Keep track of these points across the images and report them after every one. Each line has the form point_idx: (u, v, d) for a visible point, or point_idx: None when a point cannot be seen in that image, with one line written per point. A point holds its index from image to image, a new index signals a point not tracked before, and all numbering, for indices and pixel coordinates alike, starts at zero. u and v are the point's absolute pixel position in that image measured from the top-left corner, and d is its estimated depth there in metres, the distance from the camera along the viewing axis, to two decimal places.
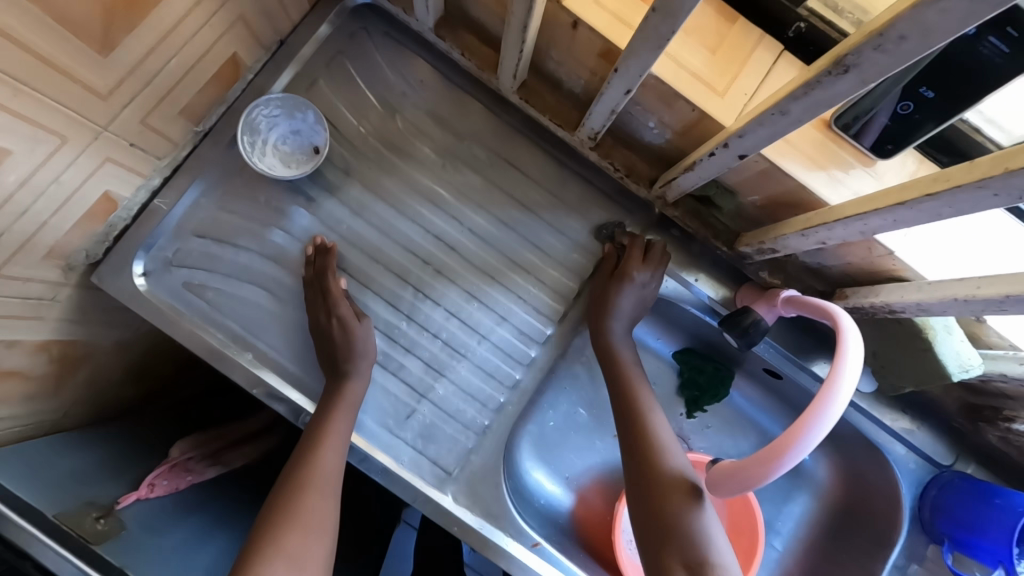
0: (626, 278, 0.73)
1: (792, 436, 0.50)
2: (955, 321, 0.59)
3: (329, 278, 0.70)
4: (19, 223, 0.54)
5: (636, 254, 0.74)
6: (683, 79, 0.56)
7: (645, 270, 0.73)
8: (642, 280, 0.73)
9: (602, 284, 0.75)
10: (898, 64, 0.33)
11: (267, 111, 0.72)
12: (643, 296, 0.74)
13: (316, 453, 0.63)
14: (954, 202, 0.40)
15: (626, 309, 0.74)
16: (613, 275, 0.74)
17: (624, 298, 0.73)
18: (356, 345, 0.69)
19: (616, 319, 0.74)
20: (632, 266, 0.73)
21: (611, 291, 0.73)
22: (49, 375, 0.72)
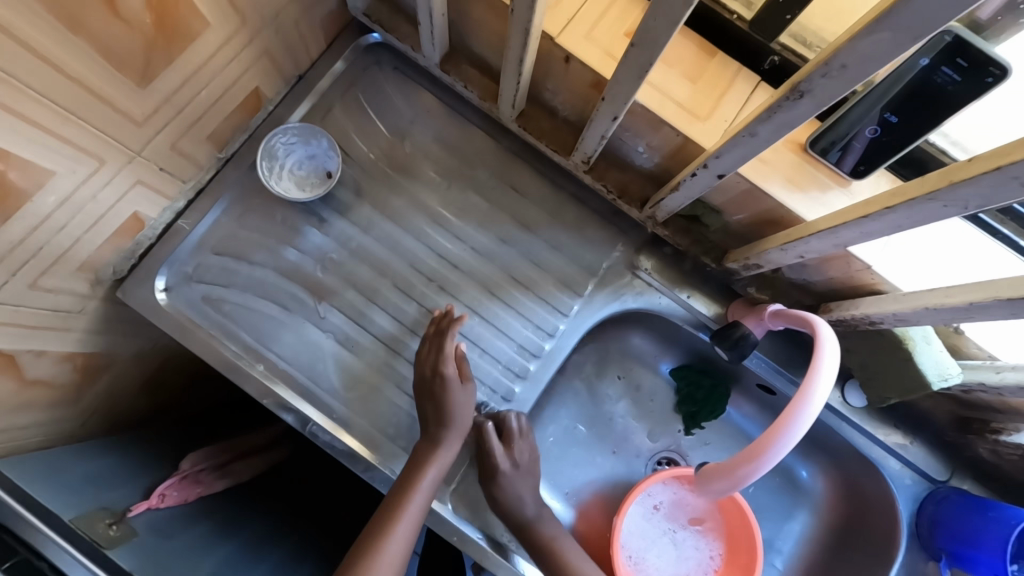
0: (500, 478, 0.72)
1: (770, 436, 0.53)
2: (933, 331, 0.61)
3: (450, 340, 0.72)
4: (56, 237, 0.59)
5: (495, 441, 0.73)
6: (667, 106, 0.61)
7: (512, 453, 0.74)
8: (512, 467, 0.73)
9: (482, 470, 0.73)
10: (844, 88, 0.38)
11: (285, 138, 0.78)
12: (525, 473, 0.74)
13: (393, 526, 0.65)
14: (910, 214, 0.43)
15: (526, 485, 0.73)
16: (485, 477, 0.73)
17: (523, 495, 0.72)
18: (452, 412, 0.70)
19: (506, 467, 0.73)
20: (490, 447, 0.73)
21: (492, 480, 0.72)
22: (71, 385, 0.75)
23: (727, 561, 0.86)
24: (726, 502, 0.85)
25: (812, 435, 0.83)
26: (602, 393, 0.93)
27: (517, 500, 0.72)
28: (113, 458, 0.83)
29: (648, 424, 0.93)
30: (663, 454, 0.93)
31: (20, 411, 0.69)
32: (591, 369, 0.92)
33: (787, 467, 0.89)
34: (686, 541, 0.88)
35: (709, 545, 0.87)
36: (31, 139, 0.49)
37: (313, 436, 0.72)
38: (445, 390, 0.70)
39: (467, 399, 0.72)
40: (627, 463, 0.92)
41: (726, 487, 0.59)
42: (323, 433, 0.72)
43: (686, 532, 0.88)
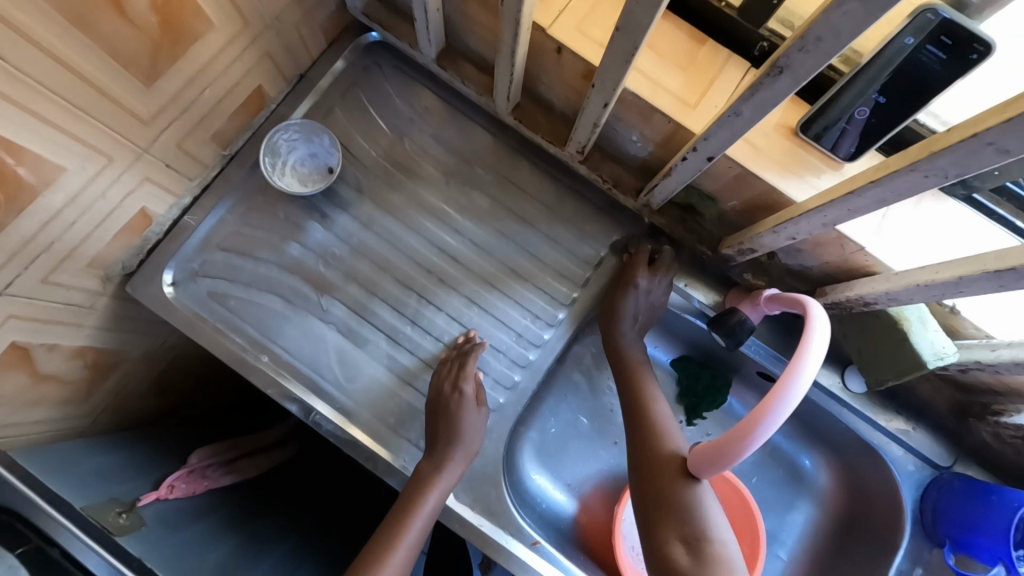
0: (632, 289, 0.77)
1: (765, 411, 0.52)
2: (928, 312, 0.62)
3: (473, 360, 0.75)
4: (68, 232, 0.61)
5: (642, 265, 0.78)
6: (658, 94, 0.62)
7: (650, 280, 0.78)
8: (644, 283, 0.77)
9: (613, 289, 0.79)
10: (822, 62, 0.38)
11: (287, 136, 0.79)
12: (650, 302, 0.78)
13: (402, 528, 0.67)
14: (893, 186, 0.44)
15: (634, 313, 0.78)
16: (619, 285, 0.78)
17: (631, 304, 0.78)
18: (460, 426, 0.72)
19: (624, 322, 0.78)
20: (638, 271, 0.77)
21: (616, 299, 0.78)
22: (82, 381, 0.77)
23: None
24: (728, 492, 0.86)
25: (813, 422, 0.83)
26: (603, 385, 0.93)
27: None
28: (124, 452, 0.85)
29: None
30: None
31: (33, 405, 0.70)
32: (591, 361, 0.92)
33: (790, 456, 0.89)
34: None
35: None
36: (40, 135, 0.51)
37: (317, 424, 0.74)
38: (461, 407, 0.72)
39: (478, 421, 0.74)
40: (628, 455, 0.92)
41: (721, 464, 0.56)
42: (326, 422, 0.74)
43: None
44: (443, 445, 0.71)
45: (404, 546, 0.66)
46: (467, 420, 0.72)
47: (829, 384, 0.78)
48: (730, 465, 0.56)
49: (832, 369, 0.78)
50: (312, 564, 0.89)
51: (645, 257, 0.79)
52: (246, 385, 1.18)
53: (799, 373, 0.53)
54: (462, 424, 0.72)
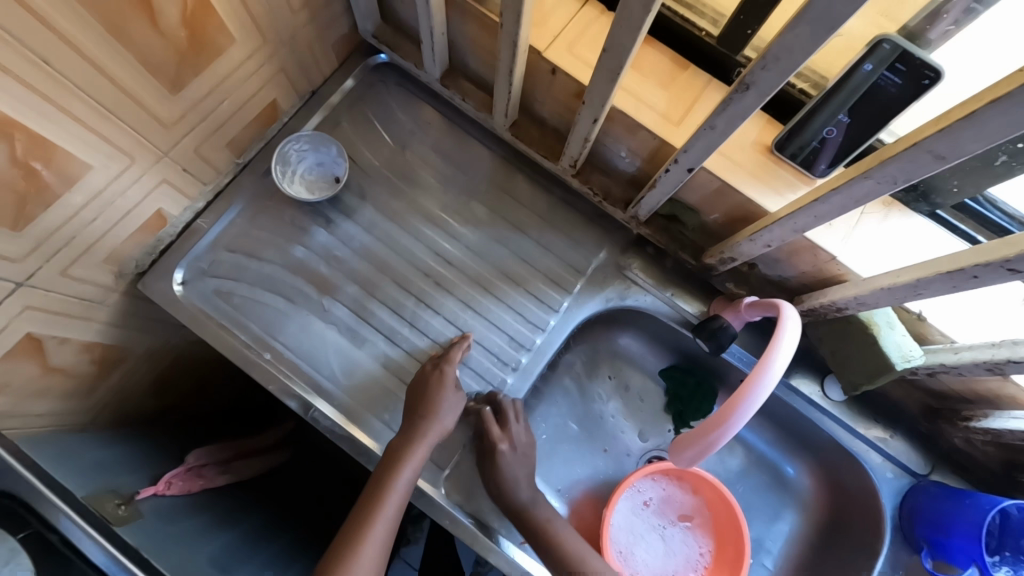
0: (499, 457, 0.75)
1: (739, 396, 0.59)
2: (896, 317, 0.67)
3: (458, 350, 0.79)
4: (89, 227, 0.65)
5: (493, 426, 0.76)
6: (644, 111, 0.67)
7: (509, 436, 0.77)
8: (509, 446, 0.76)
9: (481, 455, 0.76)
10: (782, 78, 0.44)
11: (297, 145, 0.84)
12: (522, 454, 0.77)
13: (378, 505, 0.68)
14: (852, 192, 0.50)
15: (517, 472, 0.75)
16: (485, 455, 0.76)
17: (512, 467, 0.75)
18: (438, 407, 0.74)
19: (517, 485, 0.74)
20: (493, 436, 0.76)
21: (491, 467, 0.75)
22: (88, 377, 0.79)
23: (716, 557, 0.87)
24: (714, 498, 0.87)
25: (794, 429, 0.86)
26: (593, 392, 0.96)
27: (514, 486, 0.73)
28: (121, 449, 0.86)
29: (639, 423, 0.95)
30: (652, 453, 0.95)
31: (39, 397, 0.73)
32: (582, 369, 0.96)
33: (774, 464, 0.91)
34: (675, 536, 0.89)
35: (697, 541, 0.88)
36: (72, 134, 0.56)
37: (315, 420, 0.76)
38: (443, 386, 0.76)
39: (455, 402, 0.76)
40: (618, 461, 0.94)
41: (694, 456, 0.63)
42: (325, 419, 0.76)
43: (675, 528, 0.89)
44: (415, 424, 0.73)
45: (381, 523, 0.68)
46: (444, 398, 0.75)
47: (809, 393, 0.81)
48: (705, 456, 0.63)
49: (811, 377, 0.82)
50: (301, 567, 0.89)
51: (502, 404, 0.79)
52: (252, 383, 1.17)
53: (767, 373, 0.59)
54: (434, 400, 0.75)
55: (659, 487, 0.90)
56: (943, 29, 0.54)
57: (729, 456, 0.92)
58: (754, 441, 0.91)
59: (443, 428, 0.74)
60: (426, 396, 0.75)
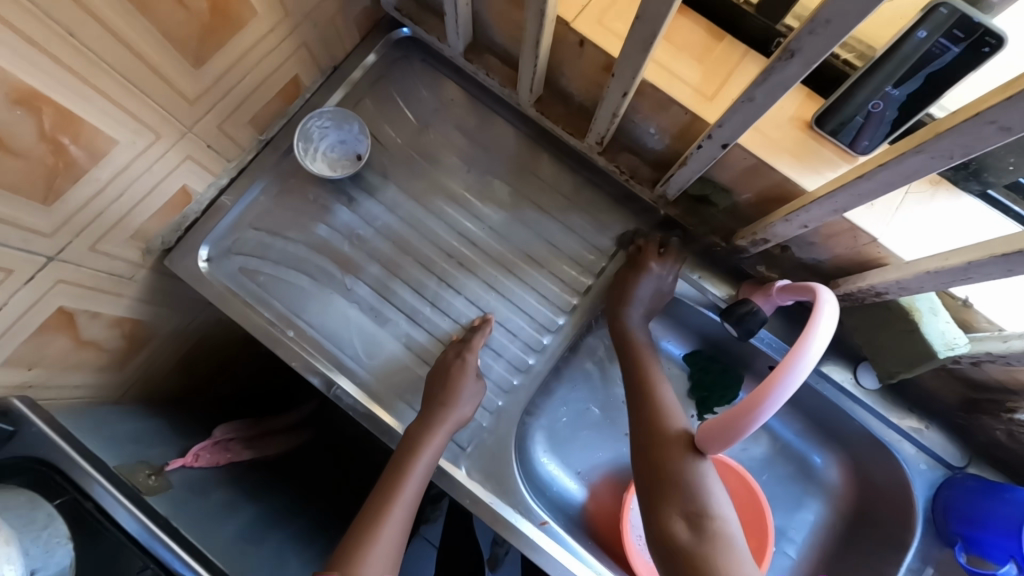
0: (646, 263, 0.80)
1: (766, 387, 0.57)
2: (939, 303, 0.64)
3: (480, 336, 0.78)
4: (116, 203, 0.66)
5: (654, 248, 0.80)
6: (676, 85, 0.64)
7: (663, 264, 0.80)
8: (659, 266, 0.80)
9: (623, 275, 0.81)
10: (831, 44, 0.41)
11: (320, 122, 0.83)
12: (660, 285, 0.80)
13: (397, 490, 0.69)
14: (901, 168, 0.47)
15: (643, 297, 0.80)
16: (631, 270, 0.81)
17: (644, 281, 0.79)
18: (459, 391, 0.74)
19: (633, 307, 0.80)
20: (648, 258, 0.80)
21: (631, 282, 0.80)
22: (118, 351, 0.81)
23: None
24: (738, 487, 0.85)
25: (823, 418, 0.84)
26: (615, 376, 0.94)
27: None
28: (151, 421, 0.88)
29: None
30: None
31: (72, 369, 0.74)
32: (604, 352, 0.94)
33: (800, 453, 0.89)
34: None
35: None
36: (98, 108, 0.56)
37: (337, 398, 0.76)
38: (461, 372, 0.75)
39: (474, 389, 0.76)
40: None
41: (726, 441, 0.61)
42: (347, 397, 0.76)
43: None
44: (434, 410, 0.73)
45: (401, 507, 0.69)
46: (463, 384, 0.75)
47: (841, 380, 0.78)
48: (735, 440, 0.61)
49: (843, 364, 0.79)
50: (322, 543, 0.91)
51: (665, 240, 0.83)
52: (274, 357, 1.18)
53: (801, 360, 0.57)
54: (452, 386, 0.74)
55: None
56: None
57: (753, 443, 0.90)
58: (779, 429, 0.89)
59: (462, 414, 0.74)
60: (445, 381, 0.75)
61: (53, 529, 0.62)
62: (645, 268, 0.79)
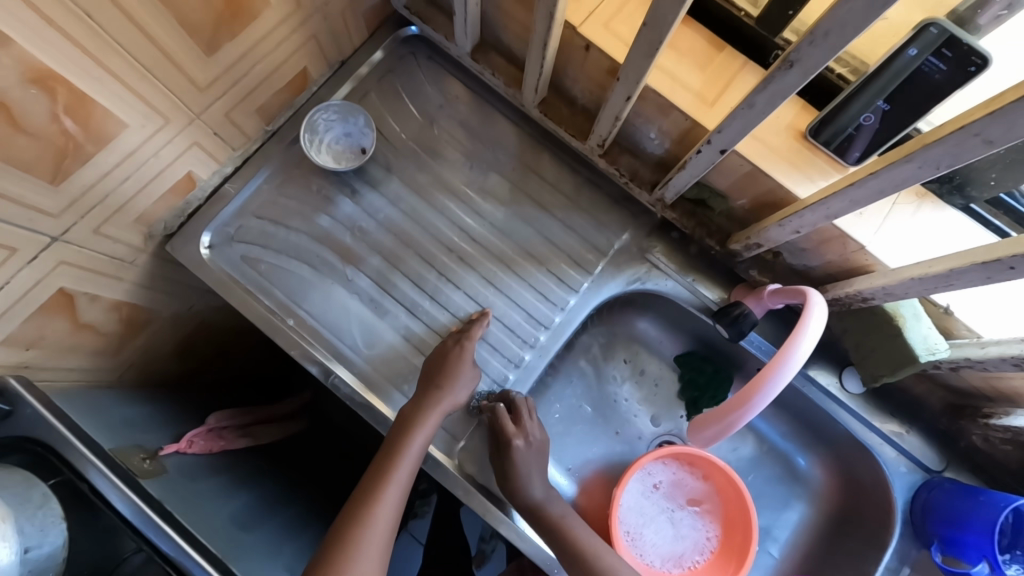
0: (512, 452, 0.75)
1: (761, 377, 0.63)
2: (923, 310, 0.66)
3: (479, 326, 0.79)
4: (122, 186, 0.66)
5: (507, 421, 0.76)
6: (677, 91, 0.66)
7: (524, 431, 0.77)
8: (523, 442, 0.76)
9: (496, 454, 0.76)
10: (828, 56, 0.43)
11: (326, 115, 0.84)
12: (536, 449, 0.77)
13: (392, 470, 0.70)
14: (890, 176, 0.49)
15: (532, 467, 0.75)
16: (497, 453, 0.76)
17: (526, 465, 0.75)
18: (456, 377, 0.76)
19: (531, 481, 0.74)
20: (509, 434, 0.75)
21: (506, 466, 0.75)
22: (115, 336, 0.81)
23: (723, 543, 0.87)
24: (725, 486, 0.87)
25: (809, 420, 0.86)
26: (608, 375, 0.96)
27: (537, 448, 0.77)
28: (146, 406, 0.88)
29: (652, 408, 0.96)
30: (663, 437, 0.95)
31: (68, 351, 0.74)
32: (598, 352, 0.96)
33: (786, 455, 0.91)
34: (683, 520, 0.90)
35: (705, 526, 0.89)
36: (110, 89, 0.56)
37: (334, 386, 0.77)
38: (457, 359, 0.77)
39: (469, 377, 0.77)
40: (629, 444, 0.95)
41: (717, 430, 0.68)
42: (345, 386, 0.77)
43: (684, 513, 0.90)
44: (429, 394, 0.74)
45: (395, 486, 0.70)
46: (460, 371, 0.76)
47: (827, 384, 0.81)
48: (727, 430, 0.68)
49: (829, 369, 0.82)
50: (312, 534, 0.91)
51: (516, 402, 0.79)
52: (270, 342, 1.18)
53: (787, 365, 0.62)
54: (449, 372, 0.76)
55: (670, 471, 0.90)
56: (993, 14, 0.53)
57: (741, 444, 0.92)
58: (766, 431, 0.91)
59: (456, 399, 0.75)
60: (441, 367, 0.76)
61: (48, 508, 0.62)
62: (516, 461, 0.74)
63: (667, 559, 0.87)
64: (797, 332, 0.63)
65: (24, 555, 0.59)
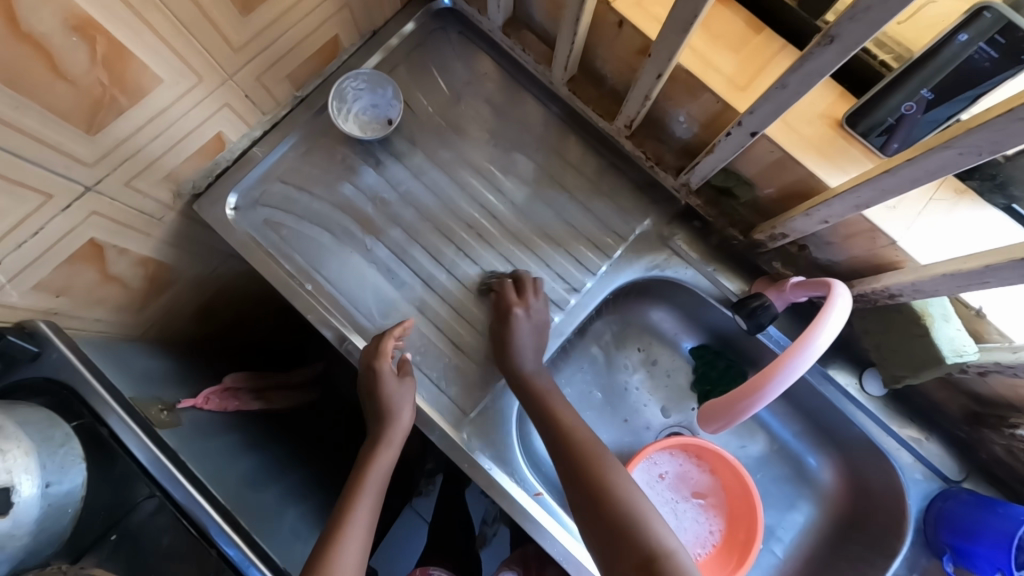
0: (512, 318, 0.78)
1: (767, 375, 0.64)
2: (952, 310, 0.64)
3: (389, 339, 0.75)
4: (154, 142, 0.68)
5: (511, 292, 0.80)
6: (710, 71, 0.65)
7: (528, 304, 0.79)
8: (524, 312, 0.79)
9: (499, 329, 0.79)
10: (870, 31, 0.42)
11: (355, 84, 0.85)
12: (535, 324, 0.79)
13: (374, 453, 0.74)
14: (927, 163, 0.47)
15: (527, 342, 0.77)
16: (498, 321, 0.79)
17: (523, 330, 0.78)
18: (389, 400, 0.73)
19: (522, 354, 0.77)
20: (512, 303, 0.79)
21: (505, 335, 0.77)
22: (141, 291, 0.83)
23: (726, 538, 0.86)
24: (731, 481, 0.86)
25: (824, 421, 0.84)
26: (619, 362, 0.95)
27: None
28: (166, 362, 0.90)
29: (663, 399, 0.95)
30: (672, 429, 0.94)
31: (97, 303, 0.76)
32: (611, 338, 0.95)
33: (797, 455, 0.89)
34: (687, 512, 0.89)
35: (709, 520, 0.88)
36: (145, 42, 0.57)
37: (348, 352, 0.79)
38: (382, 382, 0.74)
39: (405, 396, 0.74)
40: (636, 434, 0.94)
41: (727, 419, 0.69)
42: (358, 352, 0.78)
43: (688, 505, 0.89)
44: (376, 429, 0.74)
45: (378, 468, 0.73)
46: (394, 395, 0.74)
47: (845, 384, 0.79)
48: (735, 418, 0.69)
49: (848, 369, 0.80)
50: (317, 500, 0.93)
51: (521, 277, 0.82)
52: (292, 311, 1.21)
53: (806, 352, 0.62)
54: (384, 400, 0.73)
55: (675, 463, 0.89)
56: None
57: (751, 442, 0.91)
58: (779, 429, 0.90)
59: (404, 424, 0.74)
60: (374, 395, 0.74)
61: (69, 448, 0.64)
62: (513, 324, 0.77)
63: None
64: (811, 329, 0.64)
65: (46, 489, 0.60)
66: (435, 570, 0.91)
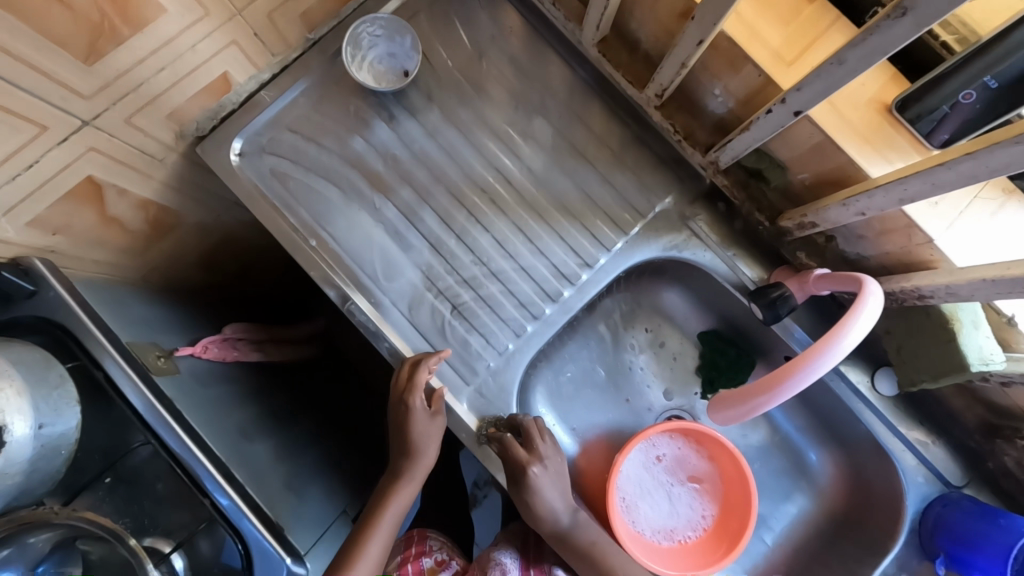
0: (529, 480, 0.72)
1: (793, 367, 0.63)
2: (982, 316, 0.62)
3: (423, 371, 0.71)
4: (155, 78, 0.64)
5: (519, 450, 0.71)
6: (755, 42, 0.60)
7: (544, 455, 0.73)
8: (540, 468, 0.72)
9: (515, 487, 0.73)
10: (950, 7, 0.38)
11: (371, 29, 0.79)
12: (556, 471, 0.74)
13: (396, 490, 0.75)
14: (990, 159, 0.44)
15: (554, 498, 0.73)
16: (516, 484, 0.72)
17: (544, 487, 0.72)
18: (416, 437, 0.73)
19: (556, 510, 0.73)
20: (528, 466, 0.71)
21: (529, 499, 0.72)
22: (141, 235, 0.80)
23: (717, 523, 0.86)
24: (729, 468, 0.85)
25: (829, 416, 0.83)
26: (626, 342, 0.93)
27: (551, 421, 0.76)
28: (167, 308, 0.89)
29: (667, 382, 0.93)
30: (673, 412, 0.93)
31: (97, 243, 0.74)
32: (620, 318, 0.93)
33: (797, 448, 0.88)
34: (681, 496, 0.88)
35: (702, 505, 0.88)
36: None
37: (350, 313, 0.76)
38: (412, 419, 0.72)
39: (432, 432, 0.73)
40: (637, 414, 0.93)
41: (738, 413, 0.69)
42: (361, 314, 0.75)
43: (683, 489, 0.89)
44: (401, 464, 0.76)
45: (396, 503, 0.75)
46: (424, 431, 0.73)
47: (856, 381, 0.77)
48: (745, 412, 0.69)
49: (861, 367, 0.78)
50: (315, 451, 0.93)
51: (528, 427, 0.74)
52: (294, 266, 1.19)
53: (822, 360, 0.61)
54: (413, 438, 0.73)
55: (672, 446, 0.88)
56: None
57: (752, 431, 0.90)
58: (782, 421, 0.89)
59: (427, 463, 0.75)
60: (404, 431, 0.73)
61: (63, 391, 0.63)
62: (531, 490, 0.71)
63: (659, 531, 0.86)
64: (839, 328, 0.61)
65: (39, 430, 0.59)
66: (433, 533, 0.92)
